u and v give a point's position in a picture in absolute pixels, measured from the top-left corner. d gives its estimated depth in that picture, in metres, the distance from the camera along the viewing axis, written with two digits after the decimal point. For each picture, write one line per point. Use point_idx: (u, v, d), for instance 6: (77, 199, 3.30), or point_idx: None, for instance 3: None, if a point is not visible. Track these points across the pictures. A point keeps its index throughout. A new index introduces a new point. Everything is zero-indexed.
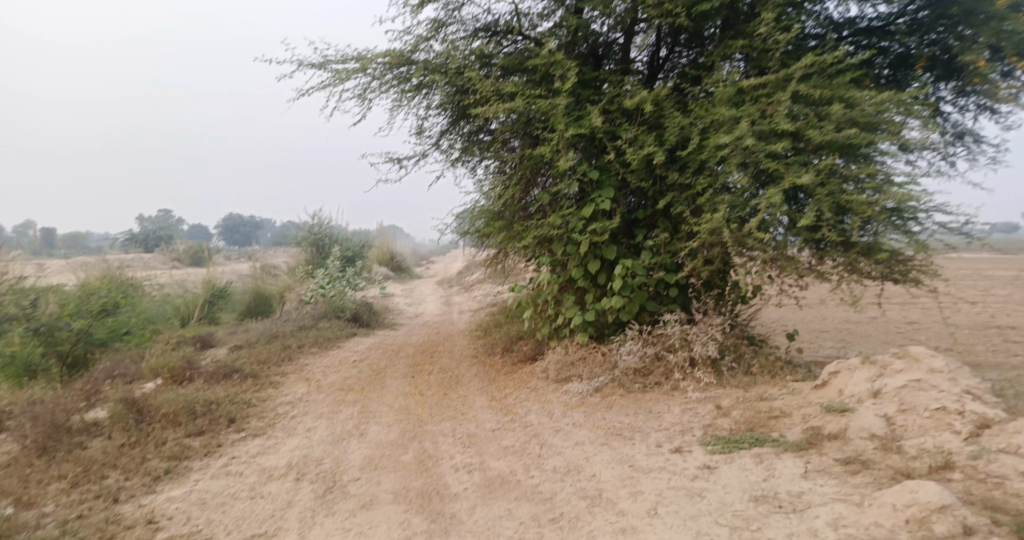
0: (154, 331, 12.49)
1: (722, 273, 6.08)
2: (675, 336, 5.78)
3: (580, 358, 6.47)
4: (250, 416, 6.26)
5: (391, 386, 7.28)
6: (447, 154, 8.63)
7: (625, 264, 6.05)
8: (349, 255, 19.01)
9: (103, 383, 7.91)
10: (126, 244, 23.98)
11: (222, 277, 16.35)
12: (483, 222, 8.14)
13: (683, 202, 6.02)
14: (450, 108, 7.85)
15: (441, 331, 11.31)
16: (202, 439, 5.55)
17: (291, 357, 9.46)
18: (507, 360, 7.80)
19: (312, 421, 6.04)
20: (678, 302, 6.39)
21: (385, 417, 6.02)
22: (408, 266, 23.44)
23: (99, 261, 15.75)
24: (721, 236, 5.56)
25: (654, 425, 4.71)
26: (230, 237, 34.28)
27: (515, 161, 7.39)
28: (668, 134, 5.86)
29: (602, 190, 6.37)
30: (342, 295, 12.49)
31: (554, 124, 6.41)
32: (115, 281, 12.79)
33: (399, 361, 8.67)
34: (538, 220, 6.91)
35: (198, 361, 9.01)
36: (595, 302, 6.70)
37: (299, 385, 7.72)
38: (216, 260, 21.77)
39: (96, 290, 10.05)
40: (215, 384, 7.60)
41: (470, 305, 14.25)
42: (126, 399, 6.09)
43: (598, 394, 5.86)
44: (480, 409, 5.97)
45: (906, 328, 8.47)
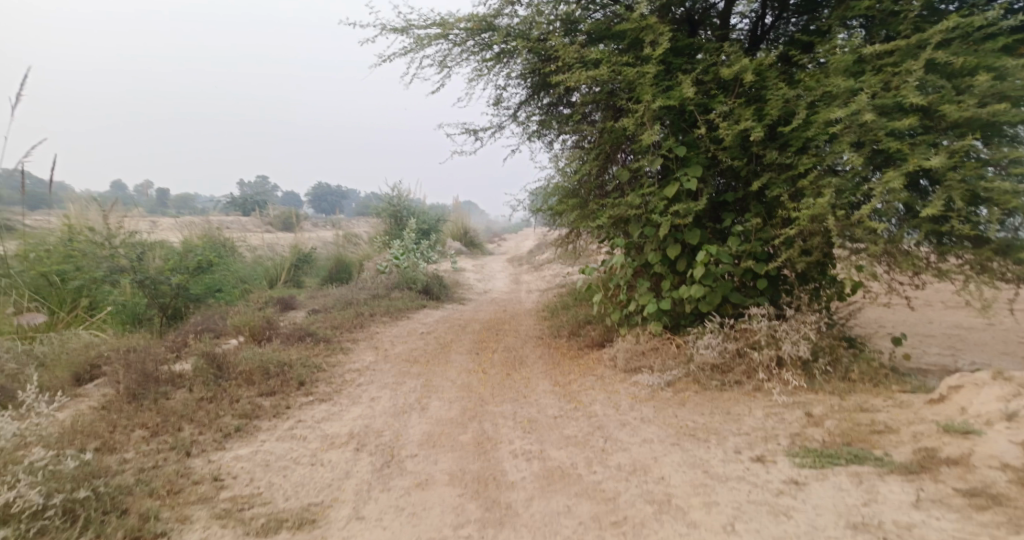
0: (245, 290, 13.09)
1: (820, 265, 5.55)
2: (761, 333, 5.34)
3: (652, 349, 6.13)
4: (319, 381, 6.32)
5: (455, 361, 7.19)
6: (524, 128, 8.39)
7: (709, 250, 5.65)
8: (425, 228, 19.20)
9: (190, 336, 8.27)
10: (224, 207, 25.33)
11: (309, 242, 16.92)
12: (556, 199, 7.87)
13: (780, 185, 5.52)
14: (531, 77, 7.58)
15: (509, 308, 11.16)
16: (272, 400, 5.61)
17: (363, 325, 9.58)
18: (574, 344, 7.53)
19: (375, 390, 6.03)
20: (766, 295, 5.89)
21: (446, 393, 5.92)
22: (482, 242, 23.51)
23: (201, 221, 16.69)
24: (823, 224, 5.12)
25: (732, 430, 4.35)
26: (317, 205, 35.59)
27: (595, 135, 7.04)
28: (769, 108, 5.40)
29: (688, 168, 5.94)
30: (416, 266, 12.58)
31: (640, 95, 6.04)
32: (208, 241, 13.38)
33: (465, 336, 8.59)
34: (615, 200, 6.55)
35: (276, 322, 9.26)
36: (671, 289, 6.31)
37: (367, 353, 7.79)
38: (303, 226, 22.61)
39: (196, 248, 10.60)
40: (291, 345, 7.78)
41: (541, 284, 14.03)
42: (208, 354, 6.30)
43: (671, 387, 5.51)
44: (543, 393, 5.75)
45: None
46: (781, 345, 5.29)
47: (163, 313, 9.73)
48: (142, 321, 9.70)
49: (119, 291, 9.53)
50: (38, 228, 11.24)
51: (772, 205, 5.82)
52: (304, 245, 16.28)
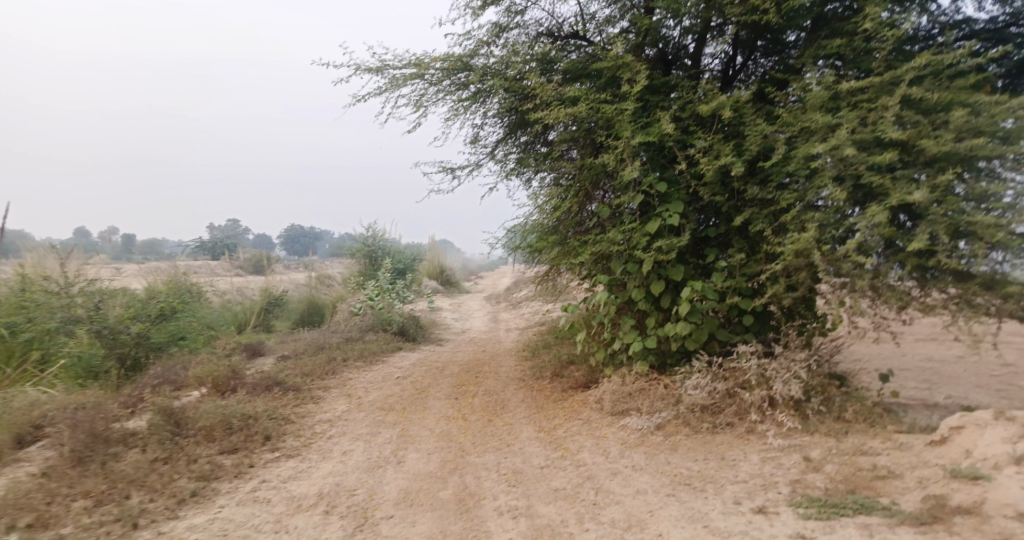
0: (211, 337, 12.59)
1: (806, 301, 5.44)
2: (751, 373, 5.17)
3: (639, 390, 5.91)
4: (287, 434, 5.94)
5: (434, 408, 6.86)
6: (501, 164, 8.28)
7: (694, 287, 5.51)
8: (401, 268, 18.90)
9: (150, 389, 7.82)
10: (194, 251, 24.75)
11: (280, 284, 16.48)
12: (535, 236, 7.73)
13: (763, 219, 5.46)
14: (508, 115, 7.49)
15: (488, 349, 10.87)
16: (234, 457, 5.23)
17: (336, 371, 9.20)
18: (557, 387, 7.27)
19: (348, 442, 5.67)
20: (753, 332, 5.76)
21: (425, 443, 5.60)
22: (458, 281, 23.25)
23: (168, 266, 16.20)
24: (807, 258, 5.01)
25: (728, 478, 4.12)
26: (290, 246, 35.06)
27: (574, 172, 6.93)
28: (748, 143, 5.37)
29: (670, 204, 5.83)
30: (391, 307, 12.26)
31: (619, 131, 5.96)
32: (175, 286, 12.92)
33: (443, 380, 8.27)
34: (596, 236, 6.41)
35: (244, 370, 8.82)
36: (656, 328, 6.14)
37: (340, 401, 7.41)
38: (275, 268, 22.15)
39: (159, 295, 10.23)
40: (258, 396, 7.37)
41: (519, 323, 13.77)
42: (165, 409, 5.90)
43: (660, 431, 5.29)
44: (528, 440, 5.46)
45: (1002, 372, 7.44)
46: (772, 384, 5.12)
47: (122, 365, 9.22)
48: (99, 374, 9.30)
49: (75, 342, 9.05)
50: None
51: (755, 240, 5.74)
52: (275, 288, 15.82)
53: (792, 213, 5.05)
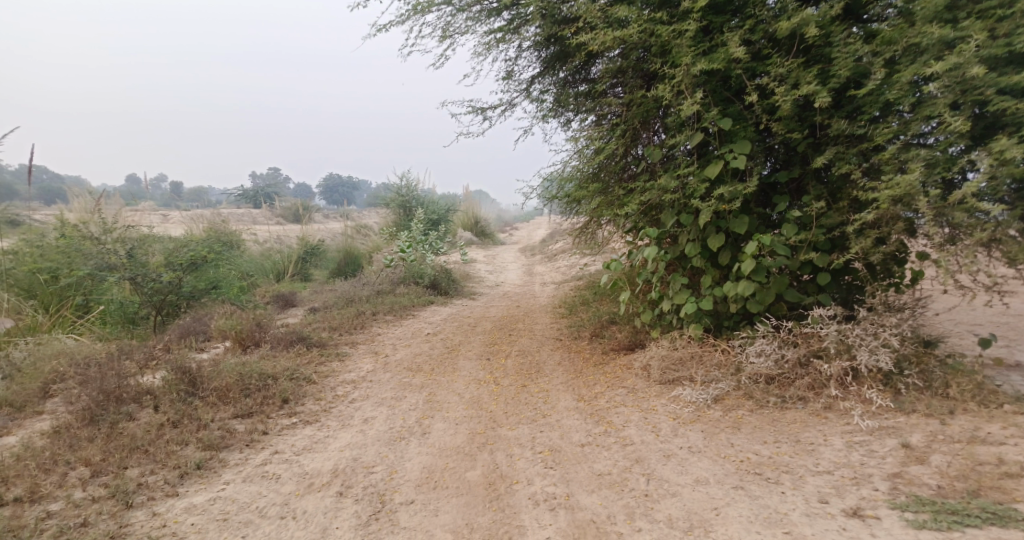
0: (247, 286, 12.40)
1: (895, 258, 4.67)
2: (829, 341, 4.47)
3: (692, 356, 5.27)
4: (306, 396, 5.48)
5: (463, 369, 6.34)
6: (537, 103, 7.50)
7: (761, 240, 4.82)
8: (435, 219, 18.33)
9: (176, 342, 7.52)
10: (235, 200, 24.70)
11: (316, 233, 16.15)
12: (574, 184, 7.01)
13: (849, 160, 4.67)
14: (547, 46, 6.71)
15: (522, 304, 10.27)
16: (247, 422, 4.81)
17: (365, 325, 8.76)
18: (598, 348, 6.64)
19: (369, 408, 5.20)
20: (828, 293, 5.01)
21: (453, 411, 5.09)
22: (493, 232, 22.64)
23: (210, 214, 16.07)
24: (906, 205, 4.31)
25: (808, 469, 3.47)
26: (327, 196, 34.88)
27: (619, 109, 6.12)
28: (837, 67, 4.58)
29: (735, 144, 5.03)
30: (423, 259, 11.73)
31: (676, 58, 5.12)
32: (209, 235, 12.64)
33: (475, 338, 7.72)
34: (644, 184, 5.69)
35: (271, 324, 8.44)
36: (711, 287, 5.45)
37: (365, 359, 6.96)
38: (312, 217, 21.90)
39: (189, 243, 9.64)
40: (281, 352, 6.97)
41: (554, 277, 13.11)
42: (181, 367, 5.44)
43: (718, 404, 4.65)
44: (566, 412, 4.90)
45: None
46: (854, 354, 4.41)
47: (155, 312, 8.97)
48: (135, 320, 9.18)
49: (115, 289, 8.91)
50: (40, 223, 10.70)
51: (837, 185, 4.94)
52: (311, 237, 15.44)
53: (892, 151, 4.32)
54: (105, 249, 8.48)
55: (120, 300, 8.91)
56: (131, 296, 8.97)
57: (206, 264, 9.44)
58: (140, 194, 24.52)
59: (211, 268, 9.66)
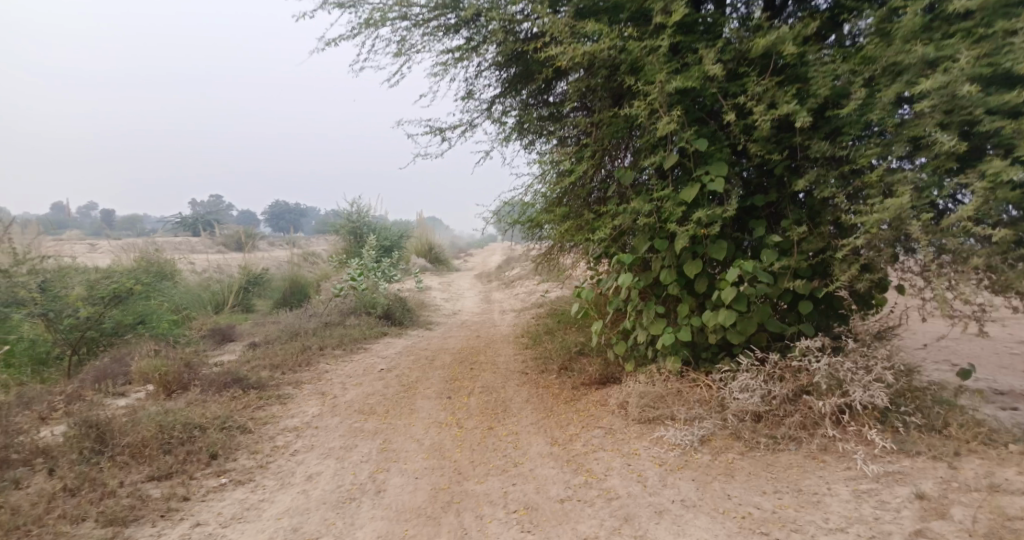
0: (183, 319, 11.48)
1: (880, 284, 4.41)
2: (820, 377, 4.12)
3: (673, 393, 4.87)
4: (239, 449, 4.80)
5: (421, 410, 5.77)
6: (499, 124, 7.11)
7: (743, 267, 4.50)
8: (387, 245, 17.70)
9: (92, 387, 6.68)
10: (174, 228, 23.44)
11: (260, 261, 15.28)
12: (538, 209, 6.60)
13: (830, 183, 4.39)
14: (511, 65, 6.35)
15: (481, 334, 9.74)
16: (165, 486, 4.12)
17: (311, 361, 8.06)
18: (566, 383, 6.18)
19: (314, 462, 4.56)
20: (810, 322, 4.73)
21: (412, 461, 4.52)
22: (447, 259, 22.08)
23: (144, 242, 15.04)
24: (897, 230, 4.03)
25: (818, 526, 3.07)
26: (273, 223, 33.69)
27: (587, 129, 5.77)
28: (815, 86, 4.28)
29: (712, 165, 4.72)
30: (375, 288, 11.09)
31: (648, 77, 4.80)
32: (140, 266, 11.69)
33: (433, 373, 7.16)
34: (615, 208, 5.34)
35: (206, 363, 7.65)
36: (688, 317, 5.11)
37: (311, 401, 6.30)
38: (257, 244, 20.92)
39: (115, 274, 8.79)
40: (214, 396, 6.23)
41: (513, 304, 12.61)
42: (89, 420, 4.70)
43: (705, 445, 4.25)
44: (540, 459, 4.42)
45: None
46: (846, 390, 4.07)
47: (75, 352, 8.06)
48: (49, 361, 8.24)
49: (27, 326, 7.98)
50: None
51: (817, 208, 4.69)
52: (255, 266, 14.56)
53: (878, 173, 4.05)
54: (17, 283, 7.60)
55: (34, 338, 8.00)
56: (46, 333, 8.08)
57: (136, 298, 8.62)
58: (67, 223, 22.91)
59: (141, 301, 8.82)
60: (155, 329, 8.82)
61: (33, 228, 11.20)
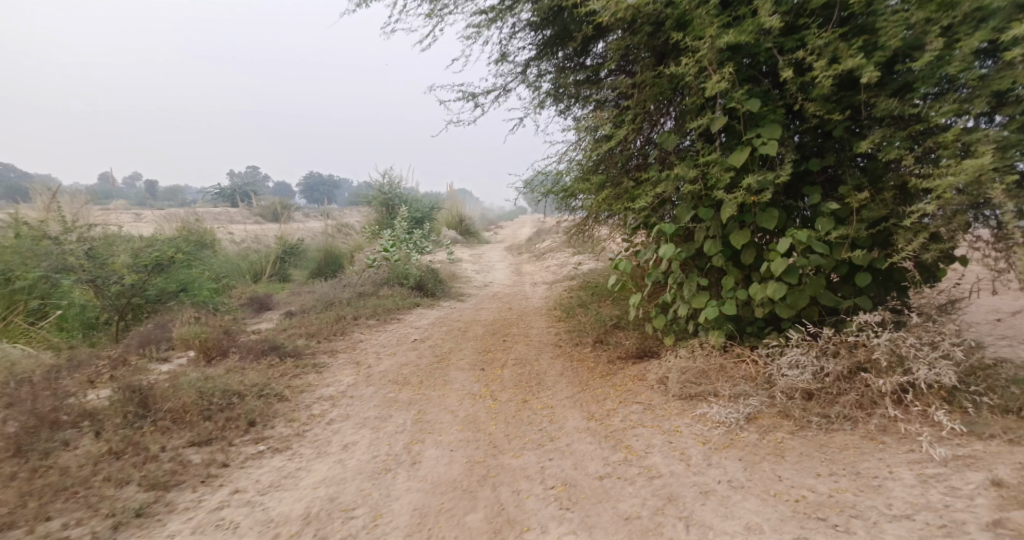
0: (220, 288, 11.63)
1: (947, 256, 4.14)
2: (880, 353, 3.92)
3: (717, 368, 4.68)
4: (276, 417, 4.79)
5: (455, 381, 5.70)
6: (534, 89, 6.88)
7: (796, 237, 4.25)
8: (419, 217, 17.67)
9: (133, 354, 6.79)
10: (211, 199, 23.78)
11: (294, 232, 15.39)
12: (575, 177, 6.39)
13: (898, 144, 4.13)
14: (548, 24, 6.09)
15: (514, 306, 9.65)
16: (205, 451, 4.12)
17: (345, 331, 8.08)
18: (602, 356, 6.04)
19: (349, 432, 4.53)
20: (867, 295, 4.48)
21: (448, 433, 4.46)
22: (478, 231, 21.99)
23: (182, 212, 15.26)
24: (974, 194, 3.76)
25: (880, 513, 2.89)
26: (307, 194, 34.04)
27: (628, 91, 5.52)
28: (884, 37, 4.01)
29: (764, 127, 4.45)
30: (408, 259, 11.05)
31: (699, 31, 4.53)
32: (179, 235, 11.85)
33: (466, 344, 7.09)
34: (657, 176, 5.11)
35: (243, 331, 7.72)
36: (733, 290, 4.89)
37: (346, 370, 6.30)
38: (291, 215, 21.13)
39: (154, 242, 8.90)
40: (250, 363, 6.27)
41: (545, 277, 12.45)
42: (130, 385, 4.74)
43: (751, 424, 4.07)
44: (576, 434, 4.31)
45: None
46: (908, 367, 3.87)
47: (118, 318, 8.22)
48: (92, 327, 8.42)
49: (71, 292, 8.14)
50: None
51: (878, 173, 4.39)
52: (290, 236, 14.68)
53: (955, 132, 3.80)
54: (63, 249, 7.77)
55: (79, 304, 8.17)
56: (90, 299, 8.24)
57: (176, 265, 8.73)
58: (110, 194, 23.46)
59: (180, 269, 8.93)
60: (194, 296, 8.94)
61: (77, 197, 11.43)
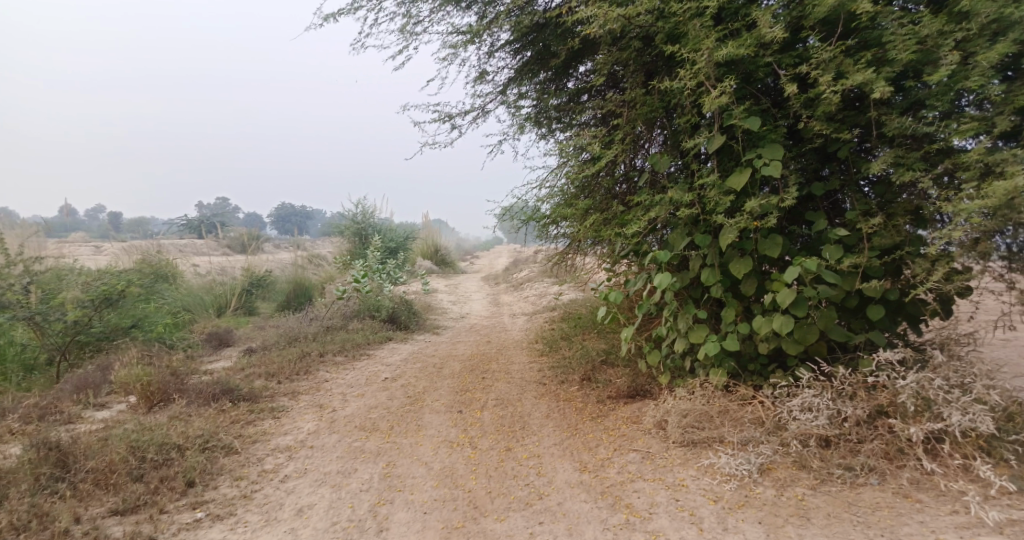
0: (180, 322, 10.90)
1: (969, 286, 3.76)
2: (906, 397, 3.49)
3: (720, 411, 4.21)
4: (221, 475, 4.16)
5: (429, 426, 5.12)
6: (513, 111, 6.46)
7: (806, 265, 3.84)
8: (393, 247, 17.13)
9: (70, 400, 6.07)
10: (176, 229, 22.90)
11: (262, 262, 14.70)
12: (558, 202, 5.95)
13: (911, 166, 3.75)
14: (530, 40, 5.73)
15: (492, 339, 9.11)
16: (129, 523, 3.51)
17: (310, 369, 7.44)
18: (590, 396, 5.53)
19: (306, 492, 3.92)
20: (881, 329, 4.06)
21: (420, 491, 3.88)
22: (453, 260, 21.48)
23: (141, 244, 14.47)
24: (1002, 220, 3.38)
25: None
26: (278, 225, 33.25)
27: (616, 110, 5.13)
28: (894, 51, 3.66)
29: (766, 147, 4.07)
30: (380, 290, 10.46)
31: (694, 44, 4.17)
32: (135, 267, 11.14)
33: (442, 383, 6.52)
34: (648, 199, 4.69)
35: (196, 371, 7.03)
36: (733, 323, 4.44)
37: (307, 415, 5.67)
38: (260, 245, 20.39)
39: (102, 274, 8.20)
40: (200, 410, 5.61)
41: (525, 307, 11.94)
42: (48, 441, 4.08)
43: (766, 476, 3.59)
44: (568, 490, 3.78)
45: None
46: (938, 412, 3.45)
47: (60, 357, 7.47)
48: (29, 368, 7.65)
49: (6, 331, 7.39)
50: None
51: (888, 196, 4.00)
52: (257, 267, 13.99)
53: (979, 152, 3.47)
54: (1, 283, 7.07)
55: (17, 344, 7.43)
56: (28, 338, 7.51)
57: (128, 299, 8.03)
58: (71, 226, 22.47)
59: (132, 304, 8.24)
60: (148, 333, 8.23)
61: (25, 226, 10.66)
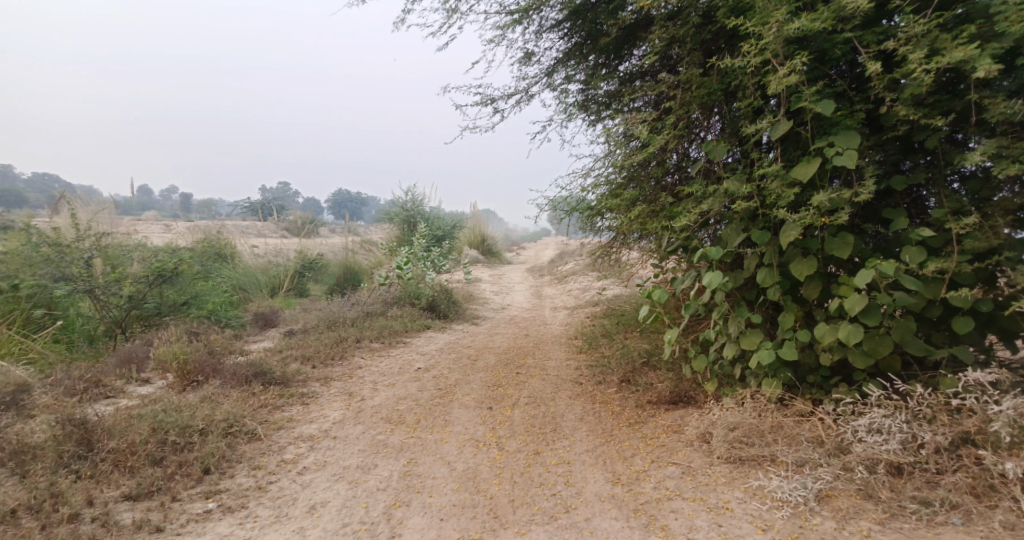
0: (236, 301, 11.10)
1: None
2: (999, 426, 3.02)
3: (774, 427, 3.80)
4: (240, 464, 4.04)
5: (457, 423, 4.88)
6: (559, 95, 6.11)
7: (882, 269, 3.39)
8: (439, 235, 17.07)
9: (111, 374, 6.12)
10: (234, 210, 23.53)
11: (311, 245, 14.83)
12: (602, 191, 5.58)
13: (1015, 158, 3.25)
14: (580, 18, 5.37)
15: (532, 332, 8.83)
16: (140, 510, 3.42)
17: (346, 355, 7.33)
18: (630, 399, 5.17)
19: (322, 487, 3.75)
20: (967, 344, 3.57)
21: (439, 494, 3.65)
22: (499, 250, 21.30)
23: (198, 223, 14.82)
24: None
25: None
26: (332, 209, 33.87)
27: (670, 92, 4.73)
28: (1003, 24, 3.15)
29: (839, 134, 3.61)
30: (422, 278, 10.32)
31: (761, 17, 3.74)
32: (198, 246, 11.41)
33: (475, 376, 6.28)
34: (701, 190, 4.30)
35: (236, 350, 7.01)
36: (791, 330, 4.01)
37: (336, 402, 5.53)
38: (312, 229, 20.70)
39: (151, 250, 8.30)
40: (231, 391, 5.54)
41: (567, 301, 11.62)
42: (73, 418, 4.04)
43: (824, 505, 3.18)
44: (598, 504, 3.47)
45: None
46: None
47: (118, 331, 7.55)
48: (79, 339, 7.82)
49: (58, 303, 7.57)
50: None
51: (983, 192, 3.50)
52: (309, 250, 14.13)
53: None
54: (64, 257, 7.15)
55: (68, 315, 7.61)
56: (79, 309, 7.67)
57: (182, 276, 8.11)
58: (143, 204, 23.37)
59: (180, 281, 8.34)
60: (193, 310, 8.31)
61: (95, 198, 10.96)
